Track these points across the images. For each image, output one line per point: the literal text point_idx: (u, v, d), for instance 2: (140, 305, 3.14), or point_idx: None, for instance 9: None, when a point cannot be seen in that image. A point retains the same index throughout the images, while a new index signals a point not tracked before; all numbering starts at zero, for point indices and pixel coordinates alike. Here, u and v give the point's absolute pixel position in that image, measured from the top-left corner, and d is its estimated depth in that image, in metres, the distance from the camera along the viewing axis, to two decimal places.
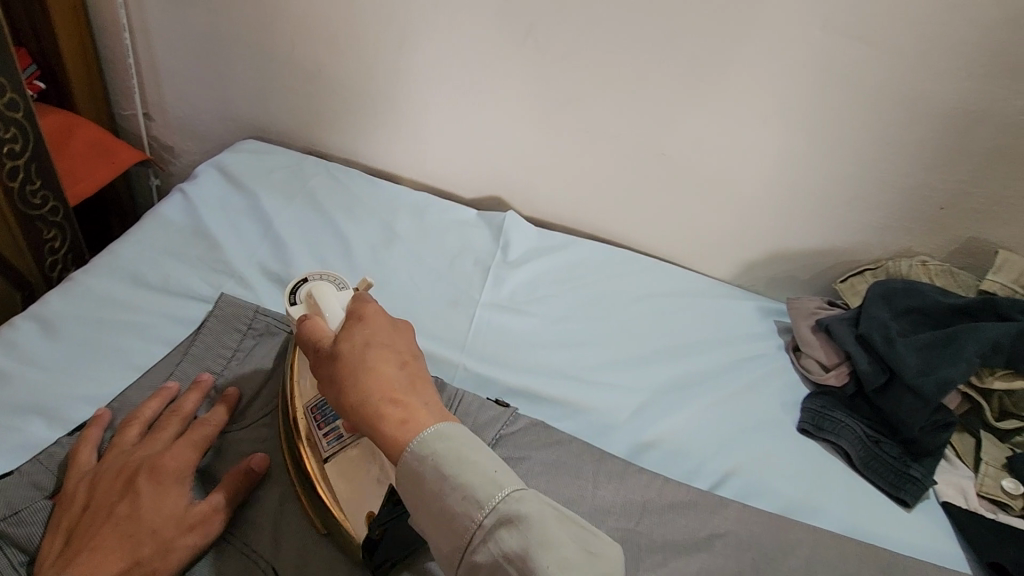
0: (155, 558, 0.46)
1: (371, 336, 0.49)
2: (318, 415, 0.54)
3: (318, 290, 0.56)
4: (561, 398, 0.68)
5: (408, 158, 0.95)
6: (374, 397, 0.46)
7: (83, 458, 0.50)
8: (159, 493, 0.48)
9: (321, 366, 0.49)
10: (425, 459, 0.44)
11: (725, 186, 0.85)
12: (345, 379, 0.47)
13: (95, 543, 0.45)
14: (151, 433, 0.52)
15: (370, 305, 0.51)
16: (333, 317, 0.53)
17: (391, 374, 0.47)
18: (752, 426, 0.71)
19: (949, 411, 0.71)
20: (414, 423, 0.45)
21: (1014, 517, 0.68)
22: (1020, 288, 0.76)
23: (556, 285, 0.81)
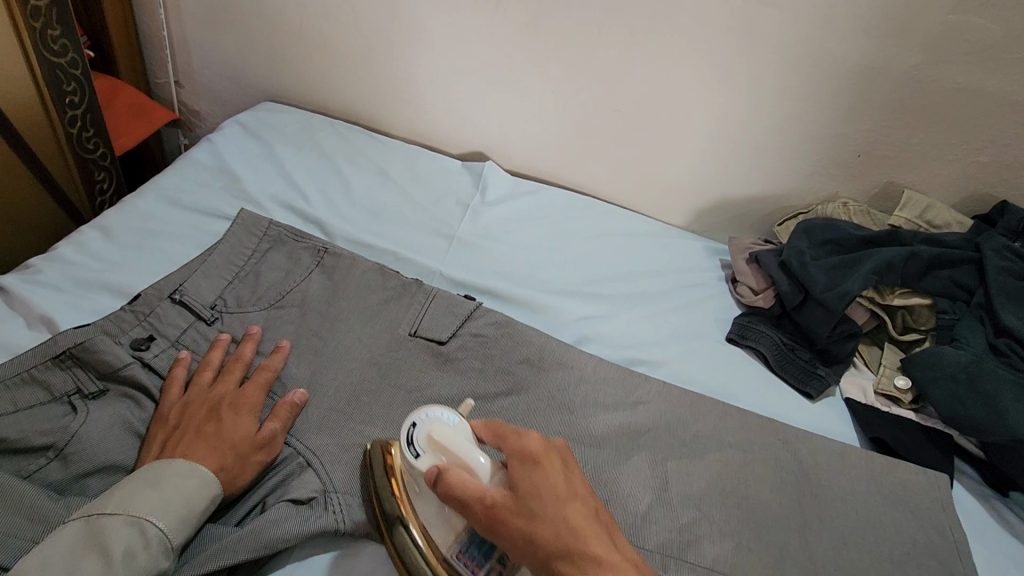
0: (235, 467, 0.54)
1: (556, 488, 0.48)
2: (467, 560, 0.51)
3: (441, 432, 0.52)
4: (522, 300, 0.82)
5: (403, 118, 1.09)
6: (590, 557, 0.45)
7: (171, 391, 0.58)
8: (239, 417, 0.57)
9: (504, 534, 0.47)
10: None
11: (674, 139, 0.98)
12: (546, 538, 0.46)
13: (188, 450, 0.53)
14: (220, 379, 0.61)
15: (535, 446, 0.51)
16: (471, 452, 0.51)
17: (592, 533, 0.46)
18: (683, 333, 0.85)
19: (853, 323, 0.83)
20: None
21: (905, 409, 0.80)
22: (922, 222, 0.88)
23: (524, 221, 0.95)
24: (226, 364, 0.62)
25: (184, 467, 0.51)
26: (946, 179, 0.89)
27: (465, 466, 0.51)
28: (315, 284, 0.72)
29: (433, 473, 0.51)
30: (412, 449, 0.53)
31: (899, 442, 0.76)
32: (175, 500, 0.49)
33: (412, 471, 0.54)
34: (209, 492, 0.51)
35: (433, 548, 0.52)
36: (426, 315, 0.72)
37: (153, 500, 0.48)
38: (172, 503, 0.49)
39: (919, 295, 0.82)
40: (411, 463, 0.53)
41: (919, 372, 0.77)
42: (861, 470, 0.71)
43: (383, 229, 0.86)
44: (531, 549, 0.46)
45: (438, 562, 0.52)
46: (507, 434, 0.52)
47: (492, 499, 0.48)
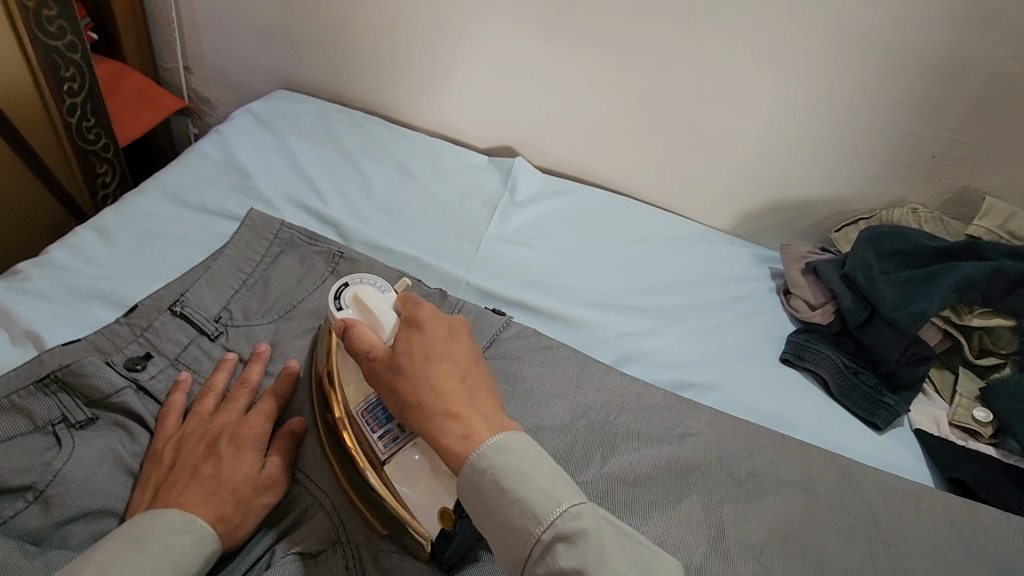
0: (236, 516, 0.47)
1: (435, 347, 0.50)
2: (370, 419, 0.52)
3: (366, 294, 0.56)
4: (556, 314, 0.75)
5: (425, 108, 1.02)
6: (447, 411, 0.47)
7: (168, 423, 0.51)
8: (241, 454, 0.49)
9: (379, 380, 0.50)
10: (482, 472, 0.45)
11: (721, 135, 0.89)
12: (411, 386, 0.49)
13: (181, 498, 0.45)
14: (222, 407, 0.53)
15: (423, 312, 0.53)
16: (385, 318, 0.54)
17: (454, 389, 0.48)
18: (733, 352, 0.77)
19: (926, 345, 0.74)
20: (475, 438, 0.46)
21: (983, 445, 0.71)
22: (1005, 233, 0.78)
23: (557, 224, 0.87)
24: (231, 389, 0.55)
25: (178, 519, 0.44)
26: None
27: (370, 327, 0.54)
28: (330, 294, 0.66)
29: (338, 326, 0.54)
30: (337, 303, 0.57)
31: (980, 482, 0.68)
32: (166, 561, 0.41)
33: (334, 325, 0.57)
34: (206, 548, 0.44)
35: (358, 431, 0.52)
36: None
37: (140, 561, 0.41)
38: (162, 566, 0.41)
39: (1002, 316, 0.73)
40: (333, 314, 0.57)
41: (1002, 404, 0.69)
42: (936, 517, 0.63)
43: (403, 232, 0.79)
44: (394, 396, 0.49)
45: (359, 448, 0.52)
46: (413, 302, 0.55)
47: (376, 352, 0.51)
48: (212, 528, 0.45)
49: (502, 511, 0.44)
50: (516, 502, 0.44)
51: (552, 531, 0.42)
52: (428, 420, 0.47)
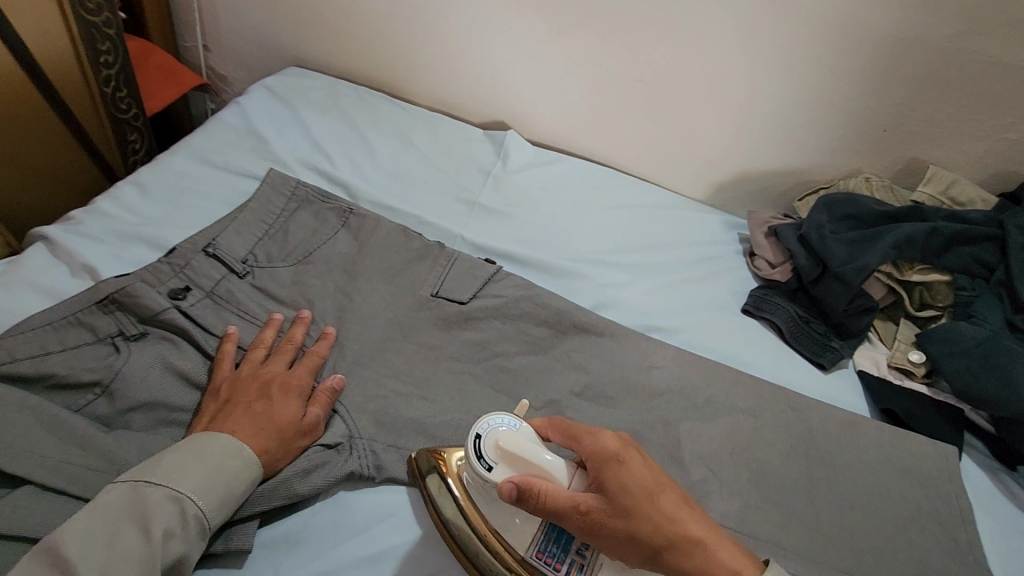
0: (279, 451, 0.55)
1: (644, 482, 0.49)
2: (548, 557, 0.51)
3: (510, 441, 0.52)
4: (542, 266, 0.84)
5: (426, 85, 1.10)
6: (705, 546, 0.47)
7: (223, 366, 0.59)
8: (288, 400, 0.58)
9: (600, 532, 0.48)
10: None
11: (697, 112, 0.97)
12: (643, 538, 0.47)
13: (237, 428, 0.54)
14: (272, 358, 0.62)
15: (610, 446, 0.51)
16: (547, 456, 0.51)
17: (682, 518, 0.48)
18: (699, 303, 0.86)
19: (871, 297, 0.83)
20: (747, 575, 0.47)
21: (917, 384, 0.80)
22: (946, 198, 0.88)
23: (544, 190, 0.96)
24: (278, 345, 0.63)
25: (227, 448, 0.52)
26: (970, 156, 0.89)
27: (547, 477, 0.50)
28: (341, 243, 0.75)
29: (512, 487, 0.50)
30: (482, 461, 0.52)
31: (910, 415, 0.77)
32: (214, 480, 0.50)
33: (484, 485, 0.52)
34: (250, 475, 0.53)
35: (505, 548, 0.53)
36: (448, 276, 0.74)
37: (196, 476, 0.50)
38: (211, 484, 0.50)
39: (938, 271, 0.82)
40: (483, 475, 0.52)
41: (934, 347, 0.78)
42: (870, 440, 0.72)
43: (406, 194, 0.88)
44: (632, 548, 0.47)
45: (505, 556, 0.52)
46: (574, 433, 0.53)
47: (587, 505, 0.48)
48: (257, 457, 0.53)
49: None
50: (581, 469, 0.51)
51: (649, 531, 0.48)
52: (690, 567, 0.46)
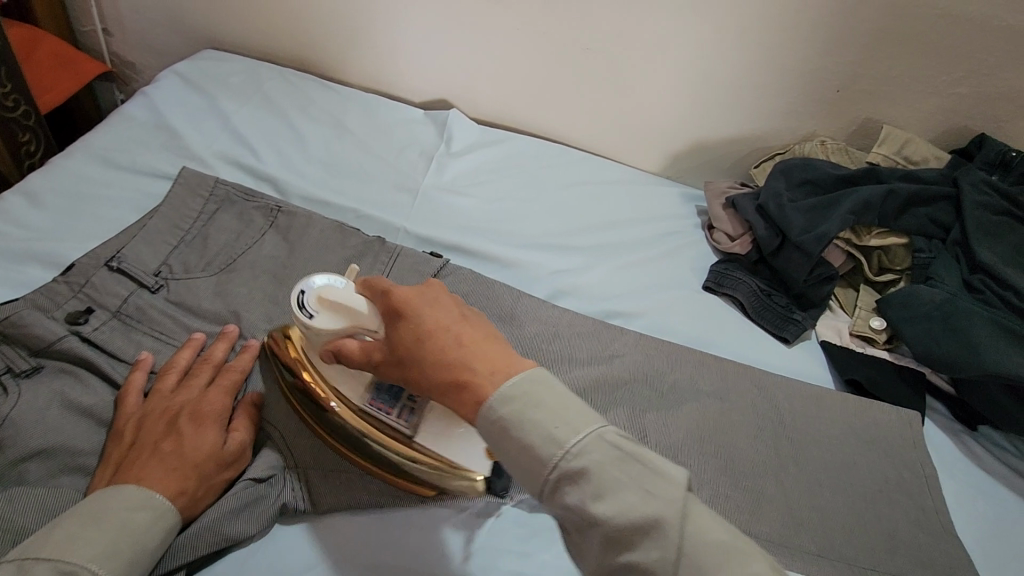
0: (199, 489, 0.49)
1: (432, 324, 0.46)
2: (380, 404, 0.56)
3: (330, 293, 0.55)
4: (493, 255, 0.79)
5: (357, 64, 1.02)
6: (463, 380, 0.43)
7: (128, 403, 0.52)
8: (202, 430, 0.51)
9: (387, 372, 0.49)
10: (498, 418, 0.41)
11: (646, 79, 0.92)
12: (416, 376, 0.46)
13: (142, 471, 0.47)
14: (184, 384, 0.55)
15: (400, 296, 0.48)
16: (357, 304, 0.53)
17: (453, 355, 0.44)
18: (659, 284, 0.83)
19: (830, 265, 0.81)
20: (495, 381, 0.42)
21: (879, 350, 0.80)
22: (900, 158, 0.86)
23: (493, 172, 0.90)
24: (193, 366, 0.56)
25: (137, 495, 0.45)
26: (922, 113, 0.87)
27: (356, 327, 0.53)
28: (269, 246, 0.68)
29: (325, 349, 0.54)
30: (305, 314, 0.55)
31: (874, 382, 0.76)
32: (122, 541, 0.43)
33: (310, 334, 0.56)
34: (166, 522, 0.46)
35: (384, 430, 0.55)
36: (390, 276, 0.68)
37: (96, 542, 0.42)
38: (117, 547, 0.42)
39: (895, 235, 0.81)
40: (304, 325, 0.55)
41: (893, 312, 0.76)
42: (836, 414, 0.71)
43: (341, 185, 0.81)
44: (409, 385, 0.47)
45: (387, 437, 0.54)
46: (382, 285, 0.51)
47: (374, 358, 0.49)
48: (172, 502, 0.47)
49: (520, 460, 0.41)
50: (524, 448, 0.40)
51: (558, 469, 0.39)
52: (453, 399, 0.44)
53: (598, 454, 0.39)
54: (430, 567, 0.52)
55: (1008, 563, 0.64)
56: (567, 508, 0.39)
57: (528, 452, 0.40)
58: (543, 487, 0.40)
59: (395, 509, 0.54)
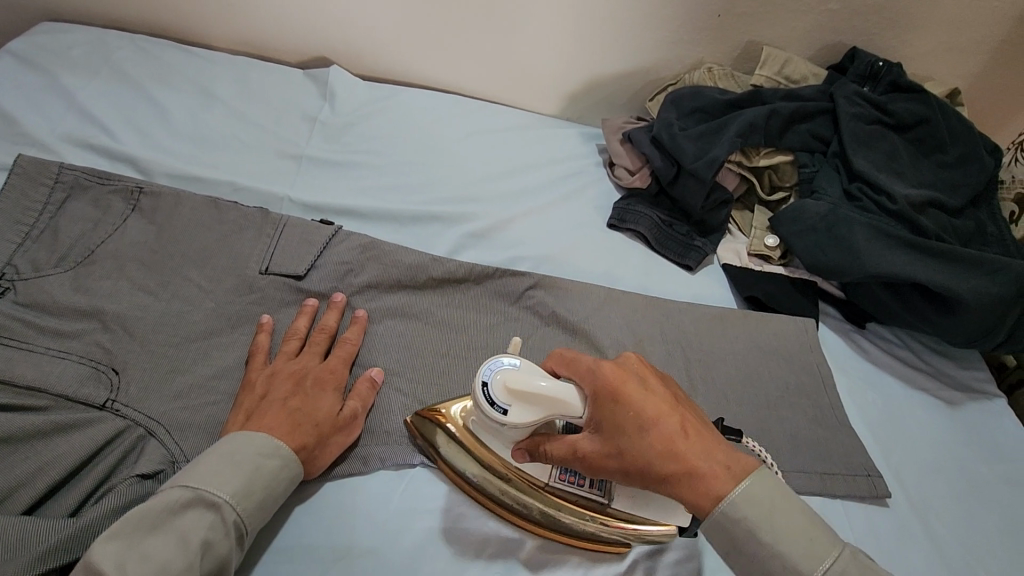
0: (317, 448, 0.50)
1: (643, 416, 0.45)
2: (570, 476, 0.52)
3: (516, 381, 0.48)
4: (388, 217, 0.76)
5: (218, 23, 0.92)
6: (692, 476, 0.43)
7: (258, 359, 0.55)
8: (323, 394, 0.53)
9: (602, 467, 0.47)
10: (737, 521, 0.43)
11: (531, 19, 0.88)
12: (640, 465, 0.44)
13: (271, 422, 0.49)
14: (305, 350, 0.57)
15: (609, 378, 0.47)
16: (553, 387, 0.48)
17: (684, 448, 0.44)
18: (564, 228, 0.82)
19: (725, 190, 0.83)
20: (716, 487, 0.43)
21: (775, 266, 0.82)
22: (782, 78, 0.88)
23: (383, 128, 0.86)
24: (312, 335, 0.59)
25: (269, 443, 0.47)
26: (799, 32, 0.89)
27: (556, 415, 0.48)
28: (133, 231, 0.62)
29: (523, 446, 0.51)
30: (496, 407, 0.49)
31: (772, 297, 0.79)
32: (254, 481, 0.45)
33: (492, 426, 0.50)
34: (291, 473, 0.47)
35: (563, 497, 0.52)
36: (277, 250, 0.63)
37: (233, 477, 0.44)
38: (253, 486, 0.45)
39: (781, 152, 0.83)
40: (499, 420, 0.49)
41: (785, 228, 0.80)
42: (738, 330, 0.74)
43: (214, 159, 0.75)
44: (629, 478, 0.45)
45: (581, 507, 0.52)
46: (587, 366, 0.48)
47: (582, 451, 0.47)
48: (296, 454, 0.48)
49: (765, 565, 0.42)
50: (777, 555, 0.42)
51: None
52: (688, 492, 0.44)
53: (850, 568, 0.41)
54: (352, 538, 0.50)
55: (895, 445, 0.70)
56: None
57: (776, 554, 0.42)
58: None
59: (328, 482, 0.53)
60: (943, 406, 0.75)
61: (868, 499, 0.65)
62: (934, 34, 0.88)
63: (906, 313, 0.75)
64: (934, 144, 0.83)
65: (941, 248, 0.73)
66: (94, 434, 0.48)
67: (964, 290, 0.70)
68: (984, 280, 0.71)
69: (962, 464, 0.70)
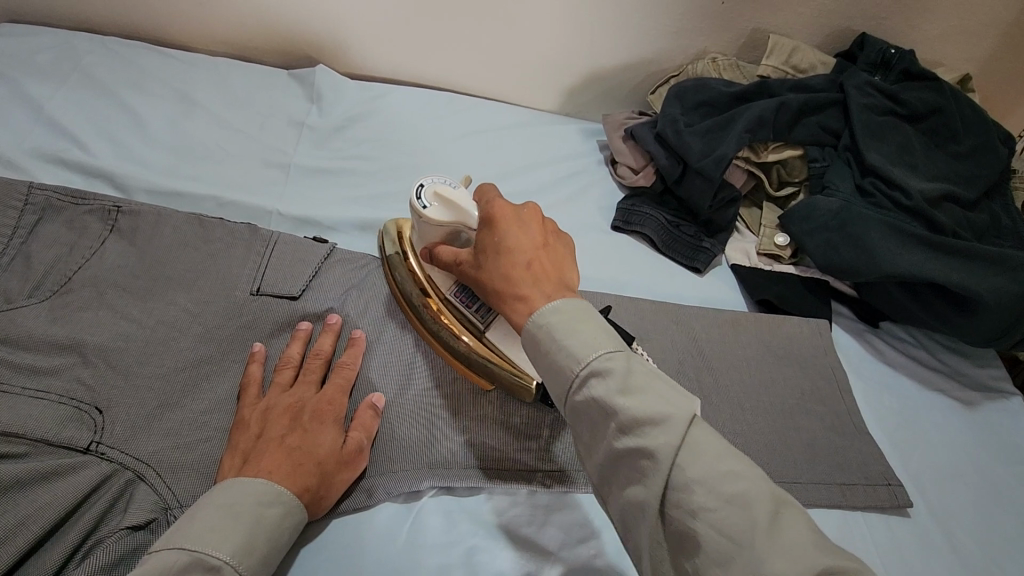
0: (321, 487, 0.47)
1: (504, 240, 0.49)
2: (462, 296, 0.57)
3: (445, 190, 0.54)
4: (383, 227, 0.72)
5: (196, 23, 0.87)
6: (520, 294, 0.48)
7: (251, 392, 0.52)
8: (323, 427, 0.50)
9: (464, 273, 0.52)
10: (539, 329, 0.46)
11: (526, 11, 0.84)
12: (485, 279, 0.50)
13: (270, 465, 0.45)
14: (299, 378, 0.54)
15: (497, 208, 0.51)
16: (472, 210, 0.53)
17: (520, 275, 0.48)
18: (568, 231, 0.79)
19: (733, 187, 0.80)
20: (533, 303, 0.47)
21: (785, 266, 0.80)
22: (789, 68, 0.84)
23: (374, 131, 0.81)
24: (305, 360, 0.55)
25: (269, 490, 0.44)
26: (806, 19, 0.85)
27: (462, 228, 0.54)
28: (113, 254, 0.58)
29: (427, 247, 0.57)
30: (419, 203, 0.55)
31: (784, 299, 0.77)
32: (256, 535, 0.41)
33: (415, 222, 0.56)
34: (294, 519, 0.44)
35: (454, 312, 0.57)
36: (268, 269, 0.60)
37: (236, 532, 0.41)
38: (255, 538, 0.41)
39: (791, 147, 0.80)
40: (417, 212, 0.55)
41: (796, 226, 0.77)
42: (752, 336, 0.71)
43: (197, 171, 0.71)
44: (477, 286, 0.51)
45: (464, 326, 0.56)
46: (491, 195, 0.53)
47: (461, 260, 0.53)
48: (299, 498, 0.45)
49: (553, 358, 0.45)
50: (563, 350, 0.44)
51: (588, 368, 0.43)
52: (512, 302, 0.48)
53: (620, 361, 0.43)
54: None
55: (915, 451, 0.68)
56: (593, 400, 0.42)
57: (562, 350, 0.44)
58: (569, 382, 0.44)
59: (333, 521, 0.50)
60: (961, 407, 0.73)
61: (889, 509, 0.63)
62: (946, 18, 0.85)
63: (924, 314, 0.73)
64: (947, 135, 0.80)
65: (960, 247, 0.70)
66: (79, 482, 0.45)
67: (985, 291, 0.68)
68: (1005, 280, 0.69)
69: (982, 467, 0.68)
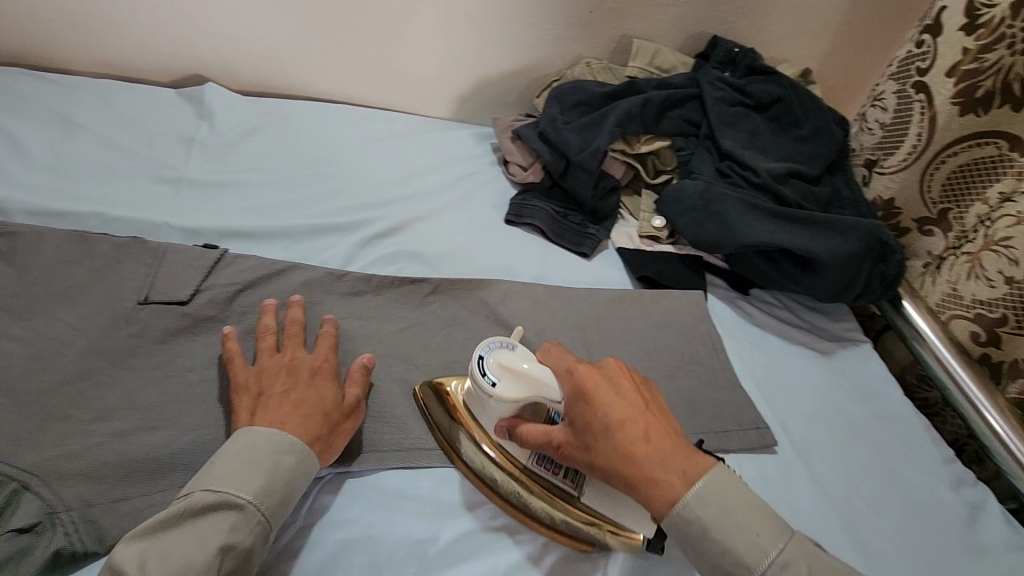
0: (329, 436, 0.53)
1: (609, 419, 0.49)
2: (547, 464, 0.56)
3: (508, 358, 0.55)
4: (279, 234, 0.74)
5: (77, 47, 0.87)
6: (654, 480, 0.48)
7: (240, 363, 0.55)
8: (322, 385, 0.55)
9: (571, 456, 0.52)
10: (691, 522, 0.47)
11: (410, 25, 0.89)
12: (600, 462, 0.50)
13: (277, 418, 0.50)
14: (285, 343, 0.58)
15: (585, 377, 0.51)
16: (548, 378, 0.53)
17: (645, 453, 0.48)
18: (463, 227, 0.84)
19: (612, 177, 0.88)
20: (670, 486, 0.48)
21: (664, 245, 0.87)
22: (654, 68, 0.94)
23: (267, 144, 0.84)
24: (283, 328, 0.59)
25: (283, 441, 0.49)
26: (665, 25, 0.94)
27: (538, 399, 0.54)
28: None
29: (505, 426, 0.56)
30: (487, 380, 0.54)
31: (663, 275, 0.85)
32: (275, 481, 0.47)
33: (484, 400, 0.55)
34: (306, 468, 0.49)
35: (536, 479, 0.56)
36: (157, 277, 0.61)
37: (258, 477, 0.46)
38: (273, 483, 0.47)
39: (659, 138, 0.88)
40: (488, 391, 0.54)
41: (669, 209, 0.84)
42: (634, 310, 0.78)
43: (81, 189, 0.71)
44: (592, 470, 0.51)
45: (554, 494, 0.55)
46: (568, 364, 0.53)
47: (558, 438, 0.52)
48: (311, 445, 0.50)
49: (710, 552, 0.47)
50: (728, 553, 0.46)
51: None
52: (646, 486, 0.48)
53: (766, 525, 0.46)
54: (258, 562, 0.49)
55: (779, 397, 0.77)
56: None
57: (723, 548, 0.46)
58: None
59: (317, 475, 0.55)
60: (819, 356, 0.83)
61: (758, 449, 0.71)
62: (783, 20, 0.96)
63: (779, 277, 0.82)
64: (790, 120, 0.91)
65: (799, 216, 0.80)
66: None
67: (823, 253, 0.78)
68: (837, 241, 0.79)
69: (837, 406, 0.78)
